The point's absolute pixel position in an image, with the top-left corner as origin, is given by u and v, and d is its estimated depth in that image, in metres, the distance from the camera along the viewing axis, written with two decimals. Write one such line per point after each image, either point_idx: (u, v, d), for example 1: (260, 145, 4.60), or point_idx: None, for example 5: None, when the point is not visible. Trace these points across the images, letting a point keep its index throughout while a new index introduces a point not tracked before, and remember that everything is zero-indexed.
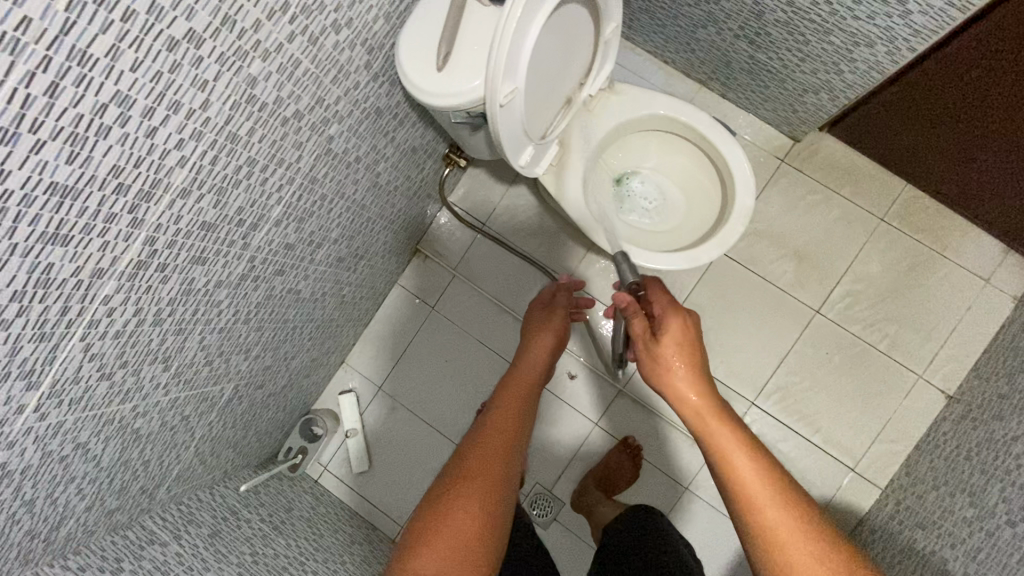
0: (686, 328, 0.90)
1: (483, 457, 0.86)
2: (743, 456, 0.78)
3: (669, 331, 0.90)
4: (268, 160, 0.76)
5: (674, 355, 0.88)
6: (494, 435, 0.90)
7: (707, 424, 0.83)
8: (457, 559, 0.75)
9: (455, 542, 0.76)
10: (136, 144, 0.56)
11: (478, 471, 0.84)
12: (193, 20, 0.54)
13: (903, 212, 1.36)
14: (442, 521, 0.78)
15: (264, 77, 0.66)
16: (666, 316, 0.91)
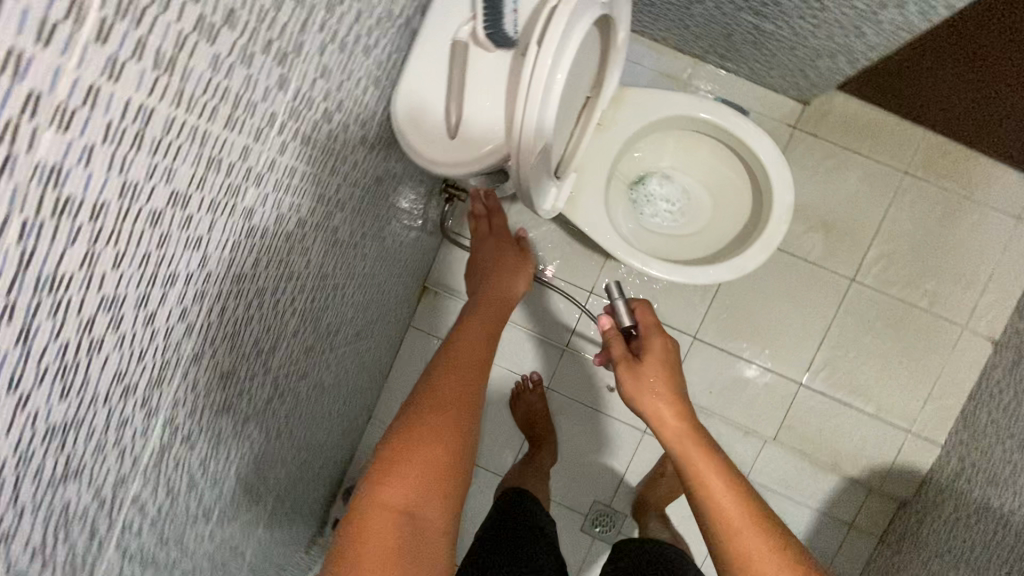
0: (668, 348, 0.82)
1: (449, 391, 0.78)
2: (736, 507, 0.69)
3: (653, 354, 0.81)
4: (277, 280, 0.65)
5: (660, 382, 0.79)
6: (461, 374, 0.80)
7: (690, 450, 0.74)
8: (428, 499, 0.69)
9: (423, 482, 0.70)
10: (135, 338, 0.46)
11: (443, 420, 0.74)
12: (175, 181, 0.42)
13: (926, 161, 1.30)
14: (402, 487, 0.68)
15: (261, 202, 0.55)
16: (650, 339, 0.83)
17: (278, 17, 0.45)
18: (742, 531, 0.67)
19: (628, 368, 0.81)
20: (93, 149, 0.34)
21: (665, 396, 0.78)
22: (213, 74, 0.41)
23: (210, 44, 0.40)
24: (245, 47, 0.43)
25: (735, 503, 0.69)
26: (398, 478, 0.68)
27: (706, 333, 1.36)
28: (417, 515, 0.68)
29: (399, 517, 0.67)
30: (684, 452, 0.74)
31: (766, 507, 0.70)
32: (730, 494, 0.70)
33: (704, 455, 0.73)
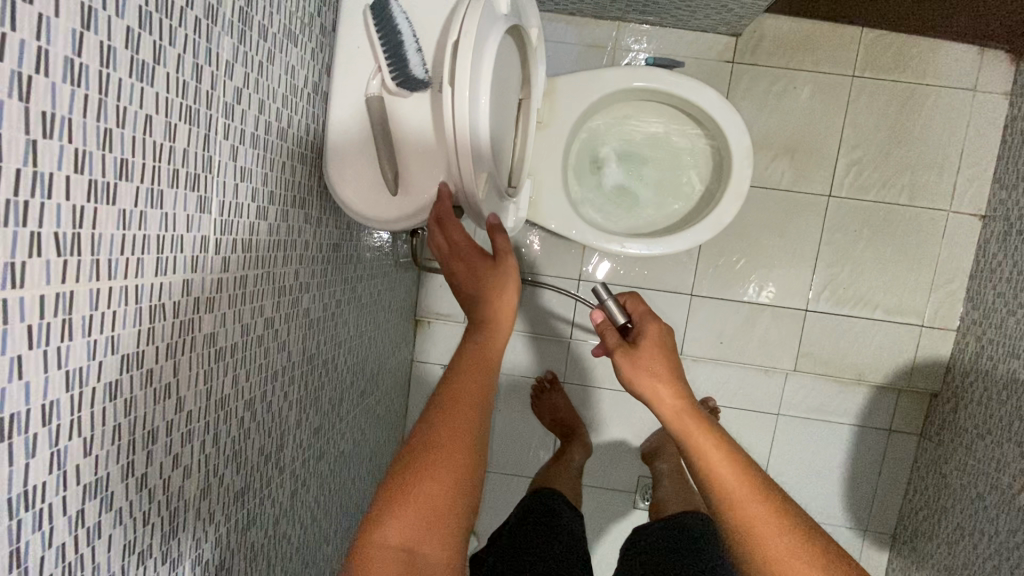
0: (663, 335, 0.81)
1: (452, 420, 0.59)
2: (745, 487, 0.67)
3: (648, 338, 0.80)
4: (264, 384, 0.64)
5: (657, 363, 0.77)
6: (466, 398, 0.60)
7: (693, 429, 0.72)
8: (435, 537, 0.54)
9: (432, 521, 0.54)
10: (131, 506, 0.44)
11: (452, 437, 0.58)
12: (121, 346, 0.40)
13: (870, 59, 1.27)
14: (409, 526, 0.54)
15: (222, 322, 0.53)
16: (645, 326, 0.83)
17: (176, 147, 0.43)
18: (747, 508, 0.66)
19: (623, 351, 0.79)
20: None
21: (664, 379, 0.76)
22: (126, 230, 0.39)
23: (112, 203, 0.38)
24: (151, 189, 0.41)
25: (741, 482, 0.67)
26: (403, 511, 0.54)
27: (702, 287, 1.35)
28: (419, 556, 0.53)
29: (398, 559, 0.52)
30: (688, 433, 0.72)
31: (769, 486, 0.68)
32: (735, 470, 0.68)
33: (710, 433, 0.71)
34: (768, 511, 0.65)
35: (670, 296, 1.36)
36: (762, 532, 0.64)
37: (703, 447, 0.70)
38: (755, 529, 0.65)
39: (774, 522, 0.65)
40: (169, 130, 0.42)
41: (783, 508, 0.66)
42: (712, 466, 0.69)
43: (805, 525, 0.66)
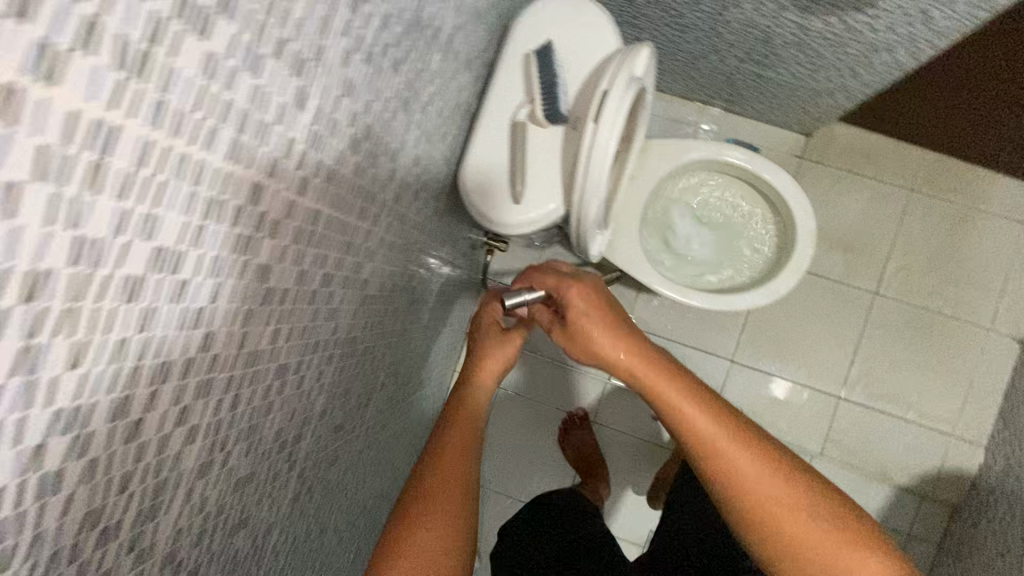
0: (589, 303, 0.78)
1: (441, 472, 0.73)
2: (712, 427, 0.71)
3: (582, 315, 0.77)
4: (374, 339, 0.73)
5: (604, 338, 0.77)
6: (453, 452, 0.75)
7: (658, 386, 0.74)
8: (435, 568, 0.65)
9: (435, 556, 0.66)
10: (290, 399, 0.54)
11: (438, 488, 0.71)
12: (327, 265, 0.51)
13: (929, 177, 1.39)
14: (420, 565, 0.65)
15: (371, 272, 0.64)
16: (573, 301, 0.78)
17: (392, 125, 0.55)
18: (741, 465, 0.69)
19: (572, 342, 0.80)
20: (271, 267, 0.42)
21: (619, 349, 0.77)
22: (356, 178, 0.51)
23: (356, 155, 0.50)
24: (374, 152, 0.53)
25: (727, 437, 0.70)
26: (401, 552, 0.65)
27: (742, 356, 1.42)
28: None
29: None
30: (665, 398, 0.74)
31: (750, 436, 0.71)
32: (712, 422, 0.71)
33: (675, 390, 0.74)
34: (750, 455, 0.69)
35: (710, 358, 1.43)
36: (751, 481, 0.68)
37: (683, 407, 0.72)
38: (745, 482, 0.69)
39: (754, 463, 0.69)
40: (394, 112, 0.55)
41: (766, 449, 0.71)
42: (697, 431, 0.71)
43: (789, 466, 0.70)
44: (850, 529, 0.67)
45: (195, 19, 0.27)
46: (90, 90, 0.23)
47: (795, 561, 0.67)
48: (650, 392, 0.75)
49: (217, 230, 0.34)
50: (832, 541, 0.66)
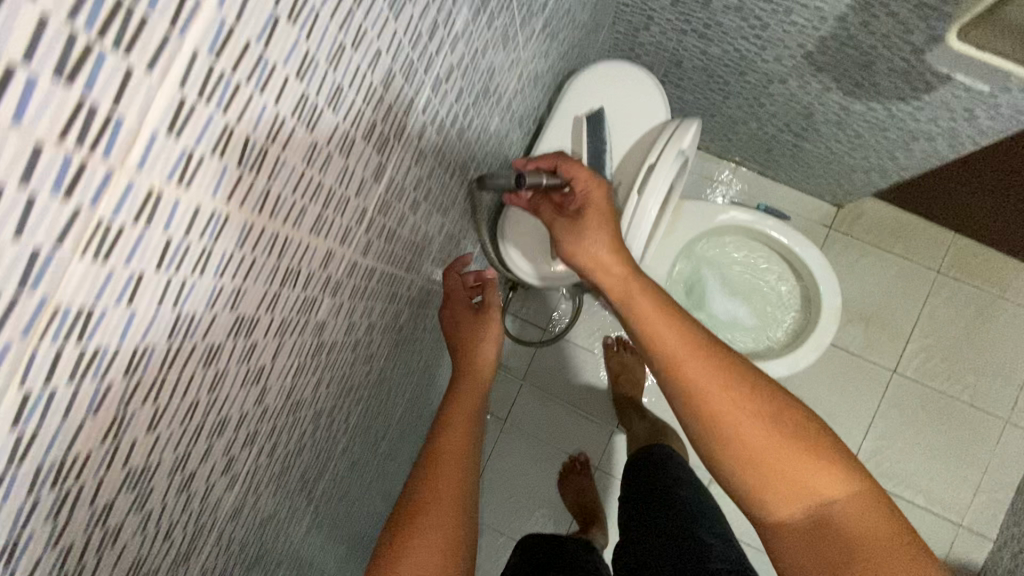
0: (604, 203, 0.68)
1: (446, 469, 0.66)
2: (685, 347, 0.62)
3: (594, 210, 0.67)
4: (398, 377, 0.74)
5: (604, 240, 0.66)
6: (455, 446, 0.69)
7: (640, 306, 0.64)
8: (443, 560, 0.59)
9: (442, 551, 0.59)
10: (319, 440, 0.54)
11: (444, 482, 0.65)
12: (372, 315, 0.53)
13: (957, 261, 1.39)
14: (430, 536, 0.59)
15: (408, 317, 0.65)
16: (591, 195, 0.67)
17: (448, 182, 0.58)
18: (701, 381, 0.60)
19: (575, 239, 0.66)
20: (326, 323, 0.43)
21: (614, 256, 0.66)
22: (409, 235, 0.53)
23: (413, 214, 0.52)
24: (428, 210, 0.55)
25: (692, 348, 0.62)
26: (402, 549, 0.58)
27: None
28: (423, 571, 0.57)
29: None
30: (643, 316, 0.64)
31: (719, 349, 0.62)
32: (687, 343, 0.62)
33: (653, 305, 0.64)
34: (721, 378, 0.60)
35: None
36: (712, 398, 0.59)
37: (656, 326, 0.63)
38: (717, 405, 0.59)
39: (725, 385, 0.60)
40: (451, 172, 0.57)
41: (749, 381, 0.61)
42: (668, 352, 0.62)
43: (757, 383, 0.61)
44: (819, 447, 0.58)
45: (306, 116, 0.30)
46: (215, 187, 0.25)
47: (755, 485, 0.58)
48: (632, 315, 0.65)
49: (290, 295, 0.36)
50: (795, 463, 0.57)
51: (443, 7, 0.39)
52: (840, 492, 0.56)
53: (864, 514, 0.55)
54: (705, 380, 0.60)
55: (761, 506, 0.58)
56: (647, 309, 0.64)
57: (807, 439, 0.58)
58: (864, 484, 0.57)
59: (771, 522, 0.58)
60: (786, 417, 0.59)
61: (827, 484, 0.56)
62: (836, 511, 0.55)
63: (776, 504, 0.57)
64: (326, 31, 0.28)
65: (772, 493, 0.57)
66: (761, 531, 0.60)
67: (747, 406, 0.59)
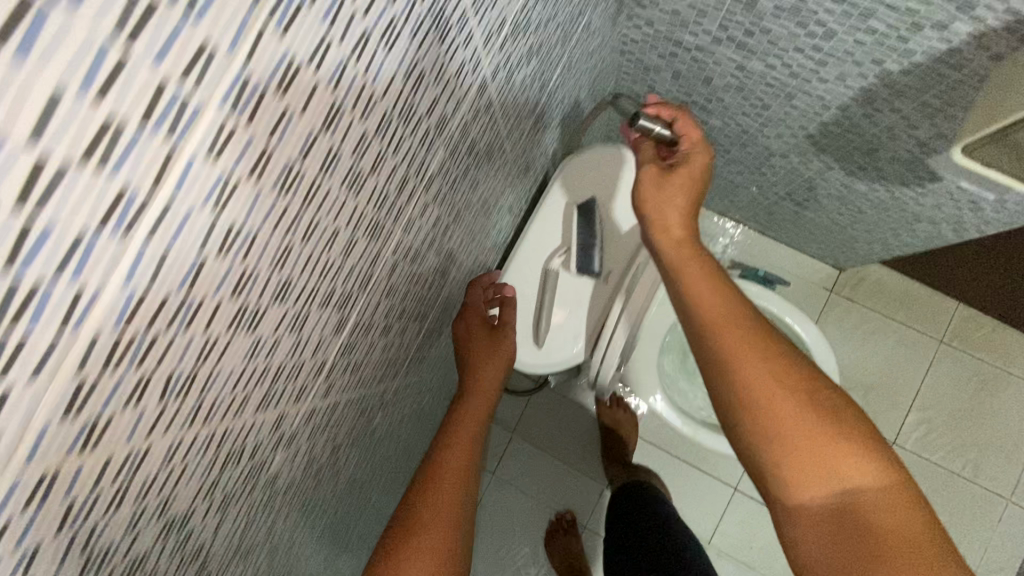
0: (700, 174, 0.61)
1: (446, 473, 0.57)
2: (723, 313, 0.54)
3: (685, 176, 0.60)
4: (373, 469, 0.71)
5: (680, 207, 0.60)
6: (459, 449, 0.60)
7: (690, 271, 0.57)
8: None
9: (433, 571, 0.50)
10: (275, 566, 0.51)
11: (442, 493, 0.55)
12: (337, 439, 0.50)
13: (960, 331, 1.36)
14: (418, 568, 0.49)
15: (382, 418, 0.62)
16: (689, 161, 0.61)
17: (427, 293, 0.56)
18: (733, 334, 0.52)
19: (651, 190, 0.61)
20: (280, 473, 0.41)
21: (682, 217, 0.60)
22: (381, 355, 0.51)
23: (385, 338, 0.50)
24: (403, 326, 0.53)
25: (725, 300, 0.54)
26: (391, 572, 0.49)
27: (747, 485, 1.38)
28: None
29: None
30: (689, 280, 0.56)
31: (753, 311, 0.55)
32: (730, 310, 0.54)
33: (707, 272, 0.57)
34: (769, 353, 0.50)
35: (714, 482, 1.38)
36: (740, 351, 0.51)
37: (694, 287, 0.55)
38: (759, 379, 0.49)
39: (767, 360, 0.50)
40: (428, 284, 0.55)
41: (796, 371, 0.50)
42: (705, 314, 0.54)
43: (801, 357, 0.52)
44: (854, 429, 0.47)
45: (246, 323, 0.27)
46: (131, 431, 0.23)
47: (773, 456, 0.47)
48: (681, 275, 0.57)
49: (232, 472, 0.34)
50: (825, 439, 0.47)
51: (415, 161, 0.37)
52: (878, 484, 0.45)
53: (901, 510, 0.44)
54: (750, 355, 0.50)
55: (778, 483, 0.47)
56: (699, 271, 0.57)
57: (844, 420, 0.48)
58: (907, 482, 0.46)
59: (787, 504, 0.47)
60: (829, 400, 0.49)
61: (861, 469, 0.46)
62: (868, 499, 0.45)
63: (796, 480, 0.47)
64: (267, 244, 0.26)
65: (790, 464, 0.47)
66: (774, 522, 0.49)
67: (778, 367, 0.50)
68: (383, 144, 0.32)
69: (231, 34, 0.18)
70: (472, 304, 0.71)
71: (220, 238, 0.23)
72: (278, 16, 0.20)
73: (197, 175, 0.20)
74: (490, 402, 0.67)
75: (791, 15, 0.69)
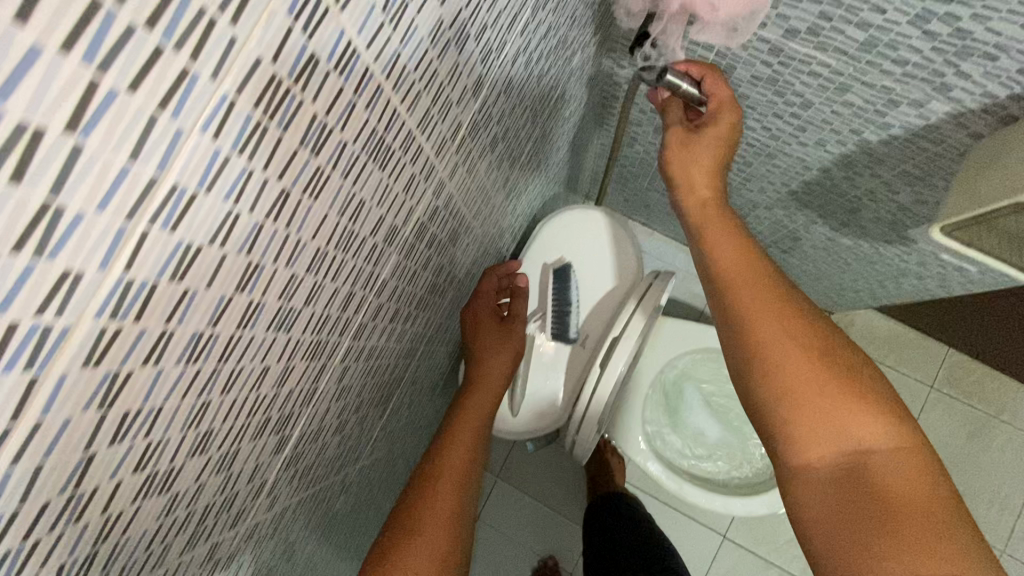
0: (729, 138, 0.57)
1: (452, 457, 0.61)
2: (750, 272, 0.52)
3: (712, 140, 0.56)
4: (339, 544, 0.68)
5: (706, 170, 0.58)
6: (464, 435, 0.64)
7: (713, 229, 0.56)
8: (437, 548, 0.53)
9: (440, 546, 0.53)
10: None
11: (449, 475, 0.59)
12: (290, 537, 0.49)
13: (951, 377, 1.34)
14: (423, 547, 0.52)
15: (345, 497, 0.60)
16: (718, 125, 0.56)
17: (390, 377, 0.54)
18: (752, 293, 0.51)
19: (679, 150, 0.58)
20: None
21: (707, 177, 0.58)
22: (340, 447, 0.50)
23: (341, 433, 0.48)
24: (364, 414, 0.52)
25: (753, 270, 0.53)
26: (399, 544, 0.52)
27: (737, 534, 1.32)
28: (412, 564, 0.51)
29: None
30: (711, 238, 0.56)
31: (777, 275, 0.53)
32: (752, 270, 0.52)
33: (732, 235, 0.55)
34: (788, 316, 0.49)
35: (703, 530, 1.33)
36: (759, 317, 0.49)
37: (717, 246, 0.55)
38: (773, 338, 0.48)
39: (789, 325, 0.49)
40: (393, 368, 0.54)
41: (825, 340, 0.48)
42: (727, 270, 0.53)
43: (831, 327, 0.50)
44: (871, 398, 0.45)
45: (158, 486, 0.26)
46: None
47: (788, 415, 0.46)
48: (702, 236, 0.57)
49: None
50: (834, 396, 0.45)
51: (360, 276, 0.36)
52: (890, 449, 0.43)
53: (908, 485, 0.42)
54: (767, 314, 0.49)
55: (785, 441, 0.46)
56: (724, 234, 0.56)
57: (863, 389, 0.46)
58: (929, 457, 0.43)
59: (793, 464, 0.45)
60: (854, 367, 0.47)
61: (873, 436, 0.44)
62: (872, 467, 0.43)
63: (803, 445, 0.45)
64: (176, 412, 0.25)
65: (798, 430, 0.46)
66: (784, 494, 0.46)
67: (800, 331, 0.48)
68: (318, 277, 0.31)
69: (101, 254, 0.17)
70: (484, 294, 0.74)
71: (111, 430, 0.21)
72: (164, 218, 0.19)
73: (73, 387, 0.19)
74: (495, 393, 0.71)
75: (768, 85, 0.69)
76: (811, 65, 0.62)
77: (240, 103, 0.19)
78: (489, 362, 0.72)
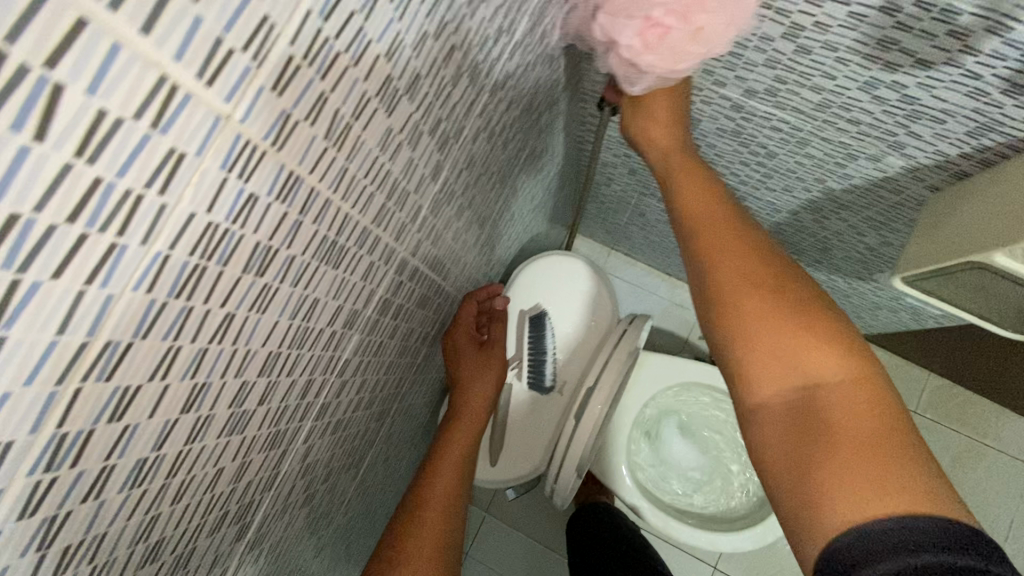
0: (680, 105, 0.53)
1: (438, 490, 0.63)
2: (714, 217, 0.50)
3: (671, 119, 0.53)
4: None
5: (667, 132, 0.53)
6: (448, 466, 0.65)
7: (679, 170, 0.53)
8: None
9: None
10: None
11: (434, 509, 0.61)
12: None
13: (933, 401, 1.35)
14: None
15: (319, 558, 0.60)
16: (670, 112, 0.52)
17: (361, 440, 0.55)
18: (714, 237, 0.49)
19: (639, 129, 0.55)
20: None
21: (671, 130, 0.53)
22: (310, 515, 0.50)
23: (311, 501, 0.48)
24: (335, 479, 0.52)
25: (718, 215, 0.50)
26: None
27: (728, 564, 1.32)
28: None
29: None
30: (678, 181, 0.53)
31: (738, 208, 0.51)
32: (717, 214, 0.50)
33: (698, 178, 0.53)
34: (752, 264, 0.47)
35: (694, 561, 1.33)
36: (722, 262, 0.48)
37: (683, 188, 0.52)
38: (735, 289, 0.46)
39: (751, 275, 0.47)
40: (364, 431, 0.54)
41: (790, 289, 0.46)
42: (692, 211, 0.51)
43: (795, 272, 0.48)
44: (836, 333, 0.44)
45: None
46: None
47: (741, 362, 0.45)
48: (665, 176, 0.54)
49: None
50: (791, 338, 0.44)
51: (320, 362, 0.36)
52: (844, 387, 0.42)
53: (869, 419, 0.40)
54: (732, 261, 0.48)
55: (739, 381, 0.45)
56: (689, 176, 0.53)
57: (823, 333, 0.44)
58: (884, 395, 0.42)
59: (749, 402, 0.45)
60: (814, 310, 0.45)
61: (830, 371, 0.42)
62: (834, 400, 0.41)
63: (761, 380, 0.44)
64: (122, 532, 0.25)
65: (756, 361, 0.45)
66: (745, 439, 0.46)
67: (758, 272, 0.47)
68: (272, 377, 0.31)
69: (31, 421, 0.18)
70: (462, 322, 0.72)
71: (51, 566, 0.22)
72: (98, 373, 0.19)
73: (9, 538, 0.19)
74: (481, 420, 0.72)
75: (732, 136, 0.70)
76: (771, 120, 0.64)
77: (174, 256, 0.20)
78: (472, 387, 0.72)
